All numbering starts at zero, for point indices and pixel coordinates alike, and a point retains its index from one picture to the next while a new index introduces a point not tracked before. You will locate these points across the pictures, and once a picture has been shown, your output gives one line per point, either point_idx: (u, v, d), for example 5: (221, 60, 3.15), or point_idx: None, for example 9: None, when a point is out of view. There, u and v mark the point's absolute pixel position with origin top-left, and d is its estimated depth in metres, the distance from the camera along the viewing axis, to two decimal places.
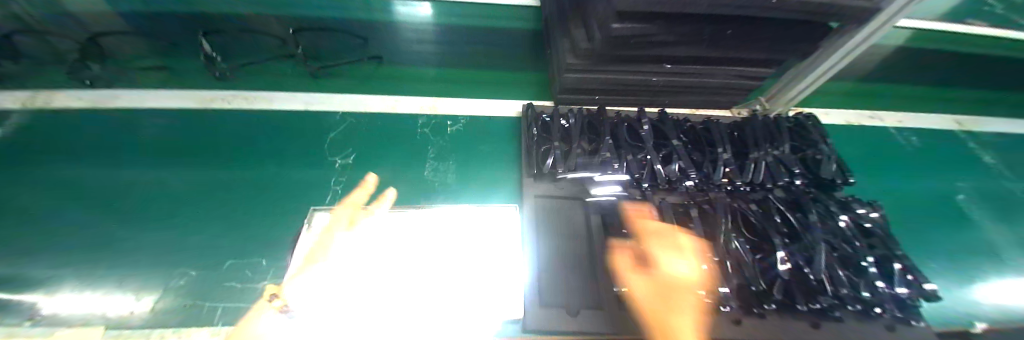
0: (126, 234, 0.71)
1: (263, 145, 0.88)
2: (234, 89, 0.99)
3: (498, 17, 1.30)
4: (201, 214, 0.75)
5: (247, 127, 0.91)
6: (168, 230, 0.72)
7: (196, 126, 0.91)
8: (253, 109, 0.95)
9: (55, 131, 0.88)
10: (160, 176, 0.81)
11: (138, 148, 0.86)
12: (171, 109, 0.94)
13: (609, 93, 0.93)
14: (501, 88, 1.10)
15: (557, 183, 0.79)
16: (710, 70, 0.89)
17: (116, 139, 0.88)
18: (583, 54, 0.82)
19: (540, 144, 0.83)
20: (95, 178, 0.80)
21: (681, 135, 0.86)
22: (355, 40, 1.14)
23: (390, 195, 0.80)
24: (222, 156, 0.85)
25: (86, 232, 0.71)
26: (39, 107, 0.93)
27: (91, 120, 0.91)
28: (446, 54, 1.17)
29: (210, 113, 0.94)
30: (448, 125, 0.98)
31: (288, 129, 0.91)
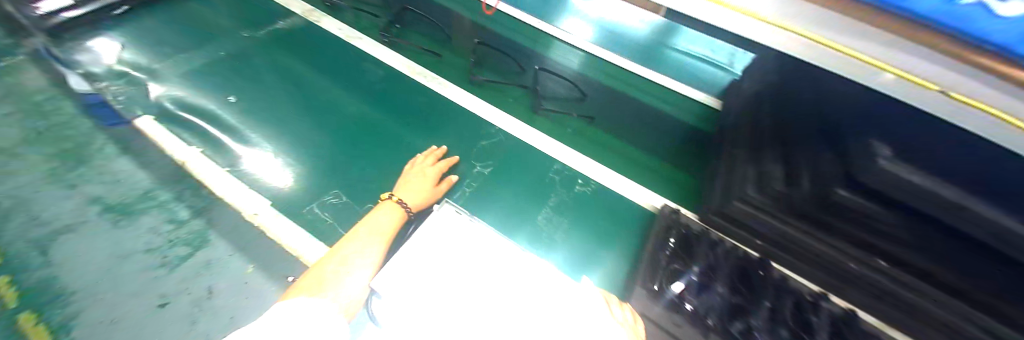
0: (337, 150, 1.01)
1: (435, 126, 1.10)
2: (436, 74, 1.24)
3: (668, 104, 1.17)
4: (377, 165, 1.00)
5: (435, 111, 1.14)
6: (357, 161, 1.00)
7: (402, 92, 1.19)
8: (445, 97, 1.18)
9: (331, 57, 1.28)
10: (370, 119, 1.11)
11: (363, 94, 1.18)
12: (392, 72, 1.24)
13: (777, 246, 0.76)
14: (650, 176, 1.00)
15: (671, 316, 0.67)
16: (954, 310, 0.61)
17: (355, 81, 1.21)
18: (770, 194, 0.70)
19: (670, 261, 0.73)
20: (337, 101, 1.15)
21: None
22: (576, 94, 1.18)
23: (500, 220, 0.86)
24: (409, 121, 1.11)
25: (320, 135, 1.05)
26: (330, 35, 1.35)
27: (350, 57, 1.28)
28: (611, 117, 1.13)
29: (413, 84, 1.21)
30: (577, 183, 0.95)
31: (455, 128, 1.09)
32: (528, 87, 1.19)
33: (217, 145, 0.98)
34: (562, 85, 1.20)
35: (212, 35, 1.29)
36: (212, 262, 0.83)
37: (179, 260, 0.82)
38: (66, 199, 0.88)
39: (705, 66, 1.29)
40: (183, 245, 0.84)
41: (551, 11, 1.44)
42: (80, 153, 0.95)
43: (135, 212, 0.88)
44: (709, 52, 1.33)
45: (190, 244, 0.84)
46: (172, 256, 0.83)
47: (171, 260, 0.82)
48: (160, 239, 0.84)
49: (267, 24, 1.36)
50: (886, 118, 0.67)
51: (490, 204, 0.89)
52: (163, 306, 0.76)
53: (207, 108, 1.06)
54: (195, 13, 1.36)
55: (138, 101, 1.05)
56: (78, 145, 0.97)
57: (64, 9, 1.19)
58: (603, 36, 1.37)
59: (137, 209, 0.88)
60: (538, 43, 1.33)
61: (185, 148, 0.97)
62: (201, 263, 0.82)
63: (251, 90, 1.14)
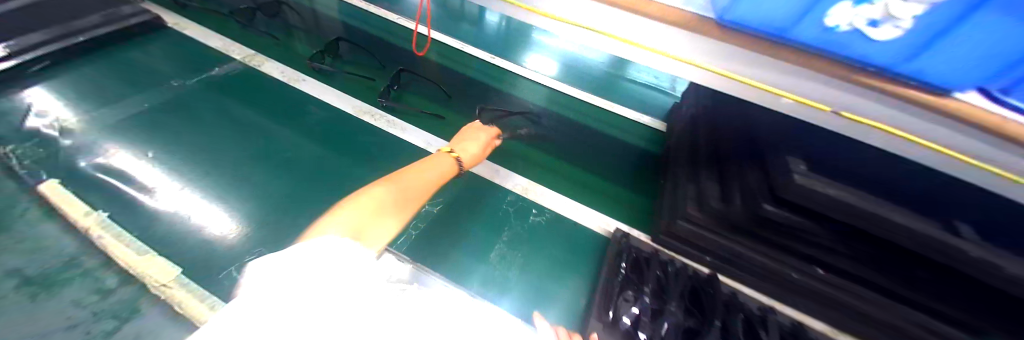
0: (272, 199, 0.94)
1: (382, 165, 1.06)
2: (386, 112, 1.22)
3: (618, 129, 1.23)
4: (317, 213, 0.92)
5: (384, 149, 1.11)
6: (294, 210, 0.92)
7: (349, 132, 1.15)
8: (396, 137, 1.14)
9: (272, 101, 1.22)
10: (312, 161, 1.05)
11: (307, 136, 1.12)
12: (338, 112, 1.21)
13: (726, 262, 0.77)
14: (601, 199, 1.01)
15: None
16: (888, 307, 0.64)
17: (299, 123, 1.16)
18: (709, 211, 0.72)
19: (624, 287, 0.72)
20: (274, 144, 1.08)
21: None
22: (556, 136, 1.18)
23: (451, 264, 0.81)
24: (354, 162, 1.06)
25: (253, 182, 0.97)
26: (274, 78, 1.30)
27: (293, 100, 1.23)
28: (563, 143, 1.16)
29: (361, 124, 1.18)
30: (531, 213, 0.94)
31: (408, 167, 1.06)
32: (530, 141, 1.15)
33: (130, 207, 0.88)
34: (521, 119, 1.22)
35: (140, 83, 1.21)
36: (144, 332, 0.68)
37: (104, 335, 0.66)
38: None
39: (650, 92, 1.38)
40: (109, 318, 0.70)
41: (505, 48, 1.50)
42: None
43: (58, 283, 0.73)
44: (652, 78, 1.43)
45: (117, 316, 0.70)
46: (97, 331, 0.67)
47: (95, 335, 0.66)
48: (82, 313, 0.69)
49: (206, 70, 1.30)
50: (802, 135, 0.72)
51: (436, 245, 0.84)
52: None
53: (119, 165, 0.96)
54: (123, 62, 1.28)
55: (44, 162, 0.93)
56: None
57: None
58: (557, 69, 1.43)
59: (60, 279, 0.73)
60: (491, 78, 1.37)
61: (85, 212, 0.83)
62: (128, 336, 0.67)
63: (177, 142, 1.04)
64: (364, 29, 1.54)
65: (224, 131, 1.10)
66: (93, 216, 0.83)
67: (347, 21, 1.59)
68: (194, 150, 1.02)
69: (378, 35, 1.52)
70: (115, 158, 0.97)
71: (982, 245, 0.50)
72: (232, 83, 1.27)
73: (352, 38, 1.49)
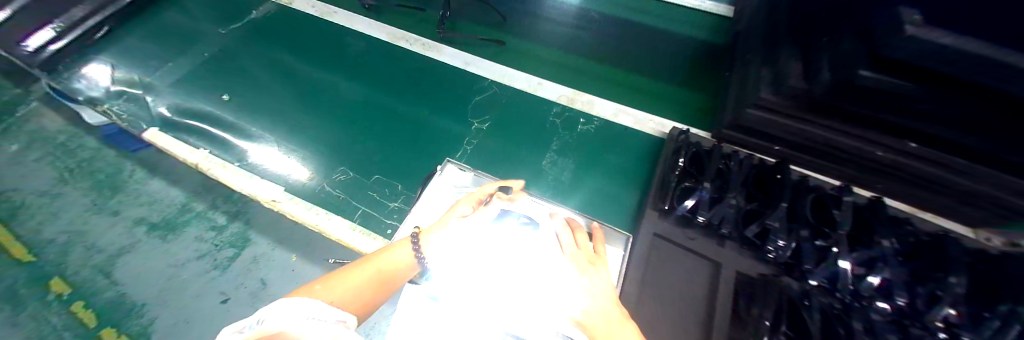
0: (333, 129, 1.00)
1: (425, 88, 1.06)
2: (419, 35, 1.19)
3: (669, 24, 1.10)
4: (378, 137, 0.97)
5: (425, 73, 1.10)
6: (355, 136, 0.98)
7: (388, 60, 1.15)
8: (434, 60, 1.12)
9: (309, 38, 1.23)
10: (360, 92, 1.08)
11: (350, 70, 1.14)
12: (374, 41, 1.19)
13: (797, 149, 0.73)
14: (653, 101, 0.95)
15: (687, 231, 0.67)
16: (986, 179, 0.61)
17: (342, 57, 1.17)
18: (786, 93, 0.65)
19: (681, 180, 0.72)
20: (323, 80, 1.12)
21: (893, 240, 0.60)
22: (600, 39, 1.08)
23: (504, 168, 0.86)
24: (398, 88, 1.08)
25: (314, 117, 1.04)
26: (305, 15, 1.29)
27: (328, 35, 1.23)
28: (607, 47, 1.07)
29: (397, 51, 1.16)
30: (579, 123, 0.93)
31: (450, 88, 1.05)
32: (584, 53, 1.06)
33: (222, 144, 0.99)
34: (561, 27, 1.13)
35: (191, 38, 1.26)
36: (258, 256, 0.83)
37: (228, 260, 0.83)
38: (113, 226, 0.85)
39: None
40: (228, 246, 0.85)
41: None
42: (90, 182, 0.92)
43: (178, 226, 0.87)
44: None
45: (234, 245, 0.85)
46: (222, 257, 0.83)
47: (222, 261, 0.82)
48: (207, 245, 0.84)
49: (243, 16, 1.32)
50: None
51: (491, 158, 0.88)
52: (227, 301, 0.77)
53: (203, 110, 1.06)
54: (169, 19, 1.32)
55: (137, 116, 1.04)
56: (93, 174, 0.93)
57: (48, 42, 1.07)
58: None
59: (179, 222, 0.87)
60: None
61: (194, 151, 0.96)
62: (249, 259, 0.83)
63: (241, 89, 1.12)
64: None
65: (276, 73, 1.15)
66: (201, 152, 0.95)
67: None
68: (257, 94, 1.10)
69: None
70: (193, 109, 1.07)
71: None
72: (268, 26, 1.28)
73: None
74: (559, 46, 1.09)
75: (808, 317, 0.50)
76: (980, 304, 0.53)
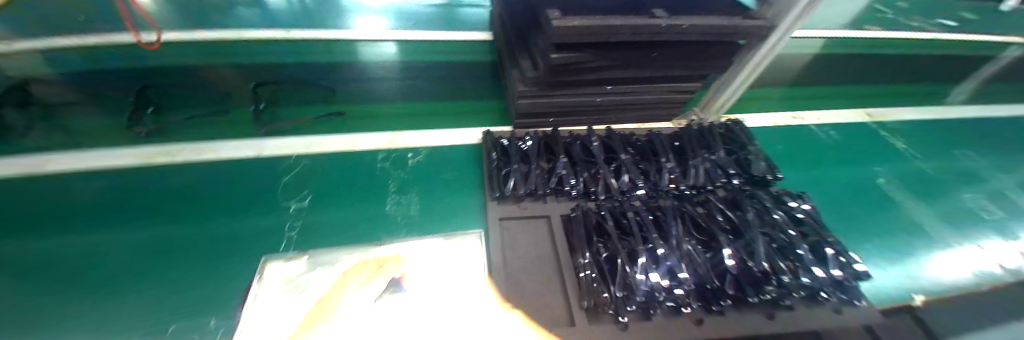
0: (56, 306, 0.65)
1: (214, 194, 0.86)
2: (180, 142, 0.96)
3: (451, 54, 1.31)
4: (156, 278, 0.71)
5: (208, 176, 0.90)
6: (111, 294, 0.68)
7: (144, 180, 0.88)
8: (211, 161, 0.93)
9: None
10: (101, 238, 0.77)
11: (75, 217, 0.80)
12: (112, 168, 0.90)
13: (562, 115, 1.01)
14: (462, 118, 1.13)
15: (519, 204, 0.83)
16: (649, 89, 0.98)
17: (51, 207, 0.82)
18: (530, 82, 0.89)
19: (500, 168, 0.87)
20: (17, 251, 0.74)
21: (628, 148, 0.92)
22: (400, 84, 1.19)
23: (337, 238, 0.78)
24: (168, 208, 0.83)
25: (7, 305, 0.65)
26: None
27: (14, 190, 0.84)
28: (408, 89, 1.19)
29: (153, 168, 0.91)
30: (408, 158, 1.00)
31: (253, 180, 0.90)
32: (389, 100, 1.15)
33: None
34: (358, 86, 1.17)
35: None
36: None
37: None
38: None
39: (469, 12, 1.52)
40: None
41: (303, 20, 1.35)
42: None
43: None
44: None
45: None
46: None
47: None
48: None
49: None
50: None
51: (323, 230, 0.80)
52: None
53: None
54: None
55: None
56: None
57: None
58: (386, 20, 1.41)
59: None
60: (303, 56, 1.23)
61: None
62: None
63: None
64: (79, 62, 1.10)
65: None
66: None
67: (37, 59, 1.08)
68: None
69: (110, 59, 1.12)
70: None
71: (671, 19, 0.76)
72: None
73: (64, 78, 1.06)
74: (365, 101, 1.14)
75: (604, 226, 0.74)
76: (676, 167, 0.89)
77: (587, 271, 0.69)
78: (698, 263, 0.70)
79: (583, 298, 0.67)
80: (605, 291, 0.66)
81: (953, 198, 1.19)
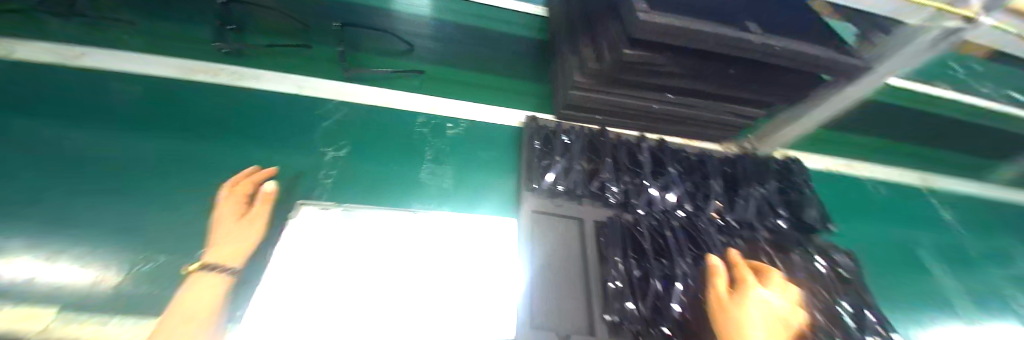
0: (87, 203, 0.65)
1: (251, 122, 0.85)
2: (220, 61, 0.94)
3: (501, 25, 1.23)
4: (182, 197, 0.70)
5: (246, 102, 0.88)
6: (134, 203, 0.67)
7: (181, 93, 0.87)
8: (252, 88, 0.91)
9: (15, 85, 0.80)
10: (134, 143, 0.76)
11: (112, 114, 0.80)
12: (151, 76, 0.88)
13: (611, 116, 0.93)
14: (503, 97, 1.08)
15: (553, 199, 0.78)
16: (709, 107, 0.91)
17: (86, 102, 0.81)
18: (591, 74, 0.82)
19: (541, 158, 0.84)
20: (57, 138, 0.74)
21: (677, 165, 0.87)
22: (444, 47, 1.13)
23: (368, 198, 0.76)
24: (204, 126, 0.82)
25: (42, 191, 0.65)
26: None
27: (53, 78, 0.83)
28: (452, 54, 1.13)
29: (190, 83, 0.88)
30: (446, 127, 0.97)
31: (289, 116, 0.88)
32: (433, 61, 1.09)
33: None
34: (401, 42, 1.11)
35: None
36: None
37: None
38: None
39: None
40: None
41: None
42: None
43: None
44: None
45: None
46: None
47: None
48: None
49: None
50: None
51: (356, 184, 0.79)
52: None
53: None
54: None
55: None
56: None
57: None
58: None
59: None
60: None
61: None
62: None
63: None
64: None
65: None
66: None
67: None
68: None
69: None
70: None
71: (763, 37, 0.69)
72: None
73: None
74: (407, 58, 1.08)
75: (640, 240, 0.71)
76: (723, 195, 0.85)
77: (617, 281, 0.65)
78: None
79: (608, 311, 0.63)
80: (629, 304, 0.63)
81: (996, 281, 1.12)
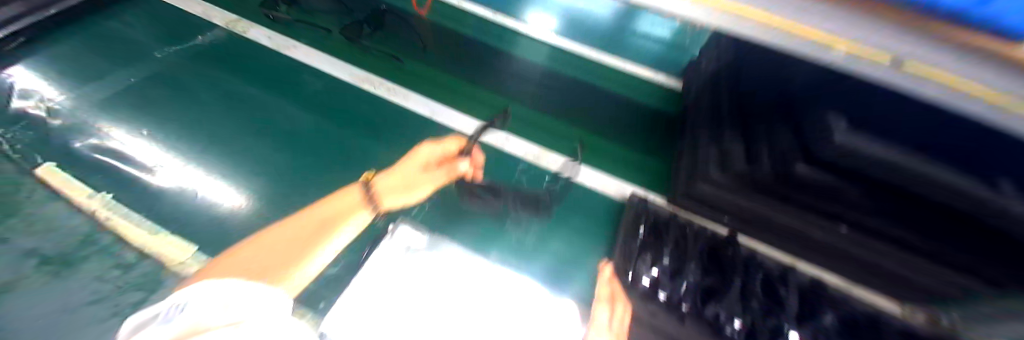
0: (288, 172, 0.96)
1: (387, 135, 1.05)
2: (385, 80, 1.16)
3: (632, 89, 1.17)
4: (329, 186, 0.94)
5: (389, 118, 1.08)
6: (305, 181, 0.94)
7: (348, 100, 1.12)
8: (400, 105, 1.11)
9: (270, 72, 1.17)
10: (318, 134, 1.04)
11: (306, 106, 1.10)
12: (338, 82, 1.16)
13: (744, 223, 0.78)
14: (610, 161, 0.99)
15: (648, 304, 0.66)
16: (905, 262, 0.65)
17: (298, 95, 1.12)
18: (731, 173, 0.70)
19: (642, 249, 0.73)
20: (279, 118, 1.06)
21: (834, 314, 0.66)
22: (563, 96, 1.13)
23: (460, 230, 0.82)
24: (355, 131, 1.05)
25: (270, 154, 0.98)
26: (268, 48, 1.23)
27: (290, 71, 1.18)
28: (568, 106, 1.11)
29: (359, 93, 1.14)
30: (544, 180, 0.93)
31: (412, 140, 1.04)
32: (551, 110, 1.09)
33: (127, 188, 0.89)
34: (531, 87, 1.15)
35: (125, 58, 1.16)
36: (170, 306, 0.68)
37: (130, 306, 0.70)
38: None
39: (661, 48, 1.27)
40: (134, 290, 0.73)
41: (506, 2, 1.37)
42: None
43: (78, 261, 0.75)
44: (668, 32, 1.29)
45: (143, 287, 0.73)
46: (124, 303, 0.70)
47: (123, 308, 0.69)
48: (107, 286, 0.72)
49: (192, 36, 1.25)
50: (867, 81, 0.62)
51: (450, 216, 0.84)
52: None
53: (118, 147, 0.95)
54: (120, 29, 1.25)
55: (37, 146, 0.93)
56: None
57: None
58: (579, 27, 1.32)
59: (78, 257, 0.76)
60: (499, 40, 1.27)
61: (86, 194, 0.85)
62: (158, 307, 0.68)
63: (172, 120, 1.02)
64: None
65: (218, 110, 1.06)
66: (99, 197, 0.86)
67: None
68: (198, 130, 1.01)
69: None
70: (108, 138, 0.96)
71: None
72: (223, 57, 1.20)
73: None
74: (528, 103, 1.10)
75: None
76: None
77: None
78: None
79: None
80: None
81: None
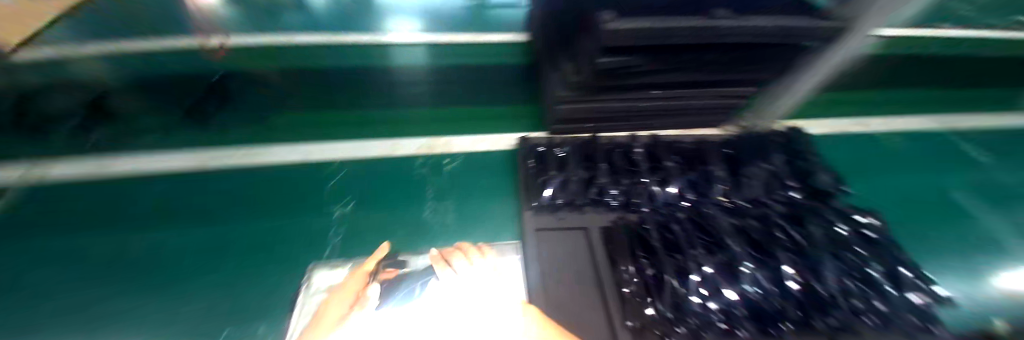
0: (129, 294, 0.71)
1: (255, 201, 0.90)
2: (239, 145, 1.02)
3: (486, 55, 1.28)
4: (206, 279, 0.73)
5: (252, 185, 0.92)
6: (169, 290, 0.72)
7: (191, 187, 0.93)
8: (263, 161, 0.99)
9: (60, 198, 0.88)
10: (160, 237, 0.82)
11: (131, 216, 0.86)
12: (173, 170, 0.96)
13: (602, 120, 0.97)
14: (493, 124, 1.11)
15: (557, 213, 0.81)
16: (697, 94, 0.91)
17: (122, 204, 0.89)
18: (573, 86, 0.83)
19: (537, 175, 0.87)
20: (95, 243, 0.80)
21: (674, 157, 0.92)
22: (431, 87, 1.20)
23: (384, 242, 0.83)
24: (217, 212, 0.86)
25: (94, 289, 0.72)
26: (47, 173, 0.93)
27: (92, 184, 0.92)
28: (439, 96, 1.19)
29: (201, 176, 0.95)
30: (444, 163, 1.01)
31: (290, 192, 0.93)
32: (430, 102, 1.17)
33: None
34: (408, 89, 1.20)
35: None
36: None
37: None
38: None
39: (499, 13, 1.44)
40: None
41: (348, 21, 1.36)
42: None
43: None
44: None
45: None
46: None
47: None
48: None
49: None
50: None
51: (365, 235, 0.83)
52: None
53: None
54: None
55: None
56: None
57: None
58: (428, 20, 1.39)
59: None
60: (353, 59, 1.26)
61: None
62: None
63: None
64: (135, 64, 1.15)
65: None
66: None
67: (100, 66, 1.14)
68: None
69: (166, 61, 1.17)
70: None
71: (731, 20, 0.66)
72: None
73: (130, 79, 1.11)
74: (410, 105, 1.17)
75: (648, 238, 0.73)
76: (727, 178, 0.88)
77: (630, 286, 0.66)
78: (769, 290, 0.64)
79: (628, 317, 0.62)
80: (652, 308, 0.63)
81: None
